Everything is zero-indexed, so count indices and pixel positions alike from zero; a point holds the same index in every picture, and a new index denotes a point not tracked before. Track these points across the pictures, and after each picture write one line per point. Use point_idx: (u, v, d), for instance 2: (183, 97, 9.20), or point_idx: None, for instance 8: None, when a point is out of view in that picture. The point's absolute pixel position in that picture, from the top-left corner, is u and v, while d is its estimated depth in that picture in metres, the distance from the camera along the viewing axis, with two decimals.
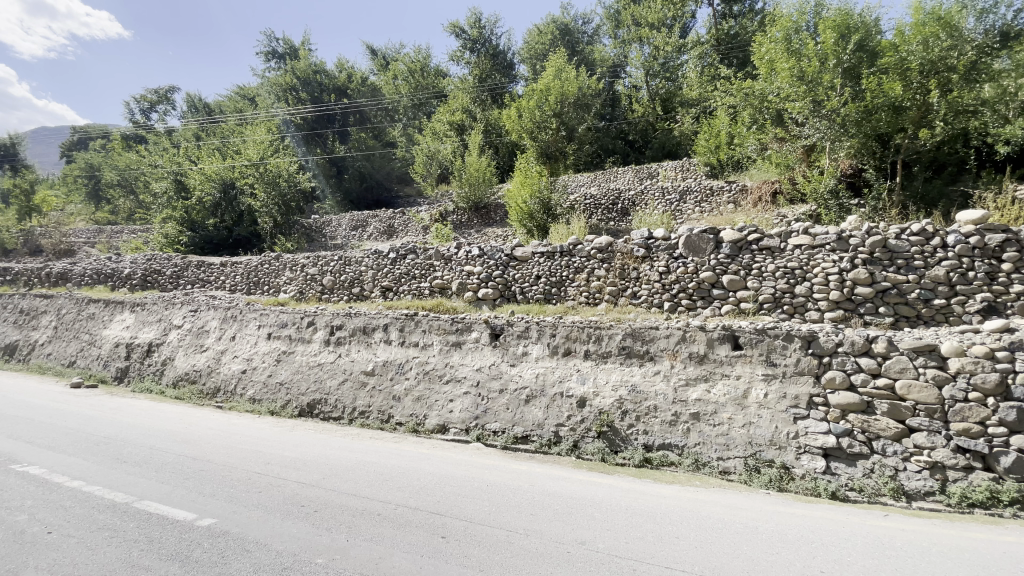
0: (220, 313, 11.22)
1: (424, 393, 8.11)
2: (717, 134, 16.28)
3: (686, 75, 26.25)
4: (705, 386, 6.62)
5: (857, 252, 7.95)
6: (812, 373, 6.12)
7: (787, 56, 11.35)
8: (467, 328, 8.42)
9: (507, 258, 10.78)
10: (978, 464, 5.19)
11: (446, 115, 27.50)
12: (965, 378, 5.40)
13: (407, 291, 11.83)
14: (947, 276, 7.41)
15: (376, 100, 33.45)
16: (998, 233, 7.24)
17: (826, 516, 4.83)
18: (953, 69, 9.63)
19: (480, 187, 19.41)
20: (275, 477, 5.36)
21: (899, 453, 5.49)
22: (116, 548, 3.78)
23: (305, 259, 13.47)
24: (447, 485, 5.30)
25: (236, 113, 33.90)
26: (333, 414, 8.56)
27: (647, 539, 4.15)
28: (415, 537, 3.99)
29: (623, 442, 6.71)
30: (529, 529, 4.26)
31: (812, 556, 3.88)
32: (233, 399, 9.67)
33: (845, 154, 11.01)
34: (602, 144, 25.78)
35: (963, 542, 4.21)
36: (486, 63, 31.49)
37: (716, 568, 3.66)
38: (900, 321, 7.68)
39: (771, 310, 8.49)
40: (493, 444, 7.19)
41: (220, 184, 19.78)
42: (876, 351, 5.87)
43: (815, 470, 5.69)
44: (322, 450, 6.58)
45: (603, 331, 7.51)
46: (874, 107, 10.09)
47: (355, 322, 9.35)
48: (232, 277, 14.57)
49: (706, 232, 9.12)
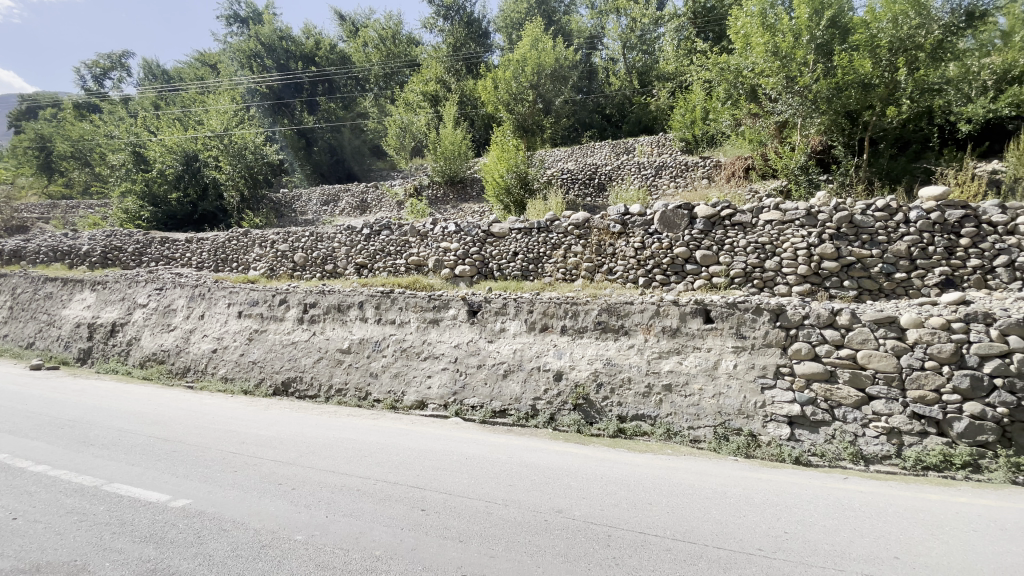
0: (186, 291, 10.87)
1: (402, 369, 8.09)
2: (693, 109, 16.44)
3: (662, 49, 26.11)
4: (677, 358, 6.81)
5: (825, 228, 8.17)
6: (779, 345, 6.35)
7: (762, 30, 11.25)
8: (445, 305, 8.39)
9: (484, 235, 10.69)
10: (932, 429, 5.50)
11: (419, 85, 27.12)
12: (922, 347, 5.70)
13: (381, 269, 11.65)
14: (908, 251, 7.73)
15: (346, 68, 32.22)
16: (958, 209, 7.55)
17: (791, 480, 5.08)
18: (921, 48, 9.87)
19: (456, 161, 19.06)
20: (251, 456, 5.33)
21: (859, 420, 5.78)
22: (86, 532, 3.72)
23: (274, 235, 13.09)
24: (426, 459, 5.34)
25: (197, 81, 32.23)
26: (308, 392, 8.49)
27: (622, 506, 4.30)
28: (395, 511, 4.04)
29: (597, 413, 6.87)
30: (509, 499, 4.36)
31: (776, 518, 4.09)
32: (204, 378, 9.50)
33: (815, 131, 11.12)
34: (579, 118, 25.49)
35: (916, 503, 4.50)
36: (459, 31, 30.46)
37: (687, 531, 3.83)
38: (863, 294, 7.99)
39: (741, 284, 8.70)
40: (471, 419, 7.24)
41: (183, 157, 18.93)
42: (840, 323, 6.11)
43: (780, 437, 5.94)
44: (298, 428, 6.53)
45: (579, 306, 7.59)
46: (844, 84, 10.24)
47: (329, 300, 9.21)
48: (199, 254, 14.09)
49: (681, 208, 9.21)
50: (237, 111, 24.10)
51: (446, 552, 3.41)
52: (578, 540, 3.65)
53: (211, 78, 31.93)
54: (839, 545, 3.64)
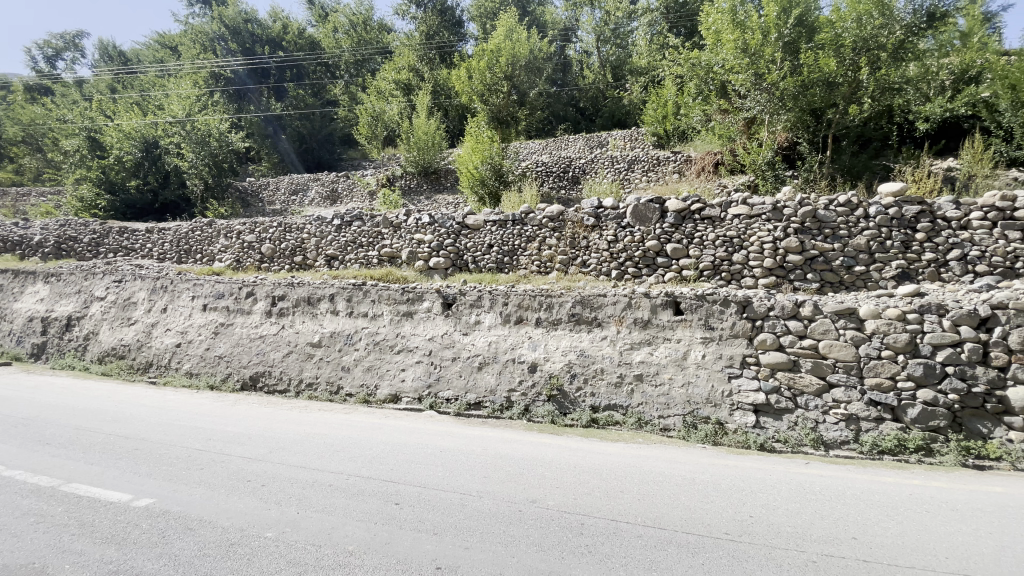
0: (148, 283, 10.48)
1: (375, 363, 8.00)
2: (665, 104, 16.61)
3: (636, 43, 26.51)
4: (648, 349, 6.96)
5: (790, 222, 8.41)
6: (745, 336, 6.55)
7: (732, 27, 11.41)
8: (418, 298, 8.32)
9: (458, 227, 10.62)
10: (888, 415, 5.76)
11: (392, 73, 26.63)
12: (879, 337, 5.96)
13: (353, 260, 11.47)
14: (868, 245, 8.05)
15: (315, 54, 31.26)
16: (914, 205, 7.93)
17: (756, 466, 5.27)
18: (883, 47, 10.17)
19: (429, 151, 18.81)
20: (218, 453, 5.20)
21: (820, 407, 6.01)
22: (43, 534, 3.58)
23: (241, 225, 12.71)
24: (400, 453, 5.32)
25: (158, 64, 30.83)
26: (278, 387, 8.31)
27: (594, 494, 4.38)
28: (368, 506, 4.01)
29: (571, 404, 6.94)
30: (483, 491, 4.38)
31: (741, 503, 4.24)
32: (167, 373, 9.20)
33: (782, 127, 11.16)
34: (553, 110, 25.59)
35: (872, 486, 4.73)
36: (433, 19, 29.90)
37: (658, 518, 3.94)
38: (825, 286, 8.28)
39: (710, 277, 8.91)
40: (446, 412, 7.22)
41: (142, 143, 18.31)
42: (804, 314, 6.33)
43: (746, 424, 6.14)
44: (267, 423, 6.41)
45: (554, 298, 7.65)
46: (810, 81, 10.58)
47: (298, 293, 9.04)
48: (160, 245, 13.57)
49: (653, 202, 9.34)
50: (199, 97, 23.16)
51: (420, 546, 3.41)
52: (552, 529, 3.70)
53: (172, 61, 30.55)
54: (800, 527, 3.80)
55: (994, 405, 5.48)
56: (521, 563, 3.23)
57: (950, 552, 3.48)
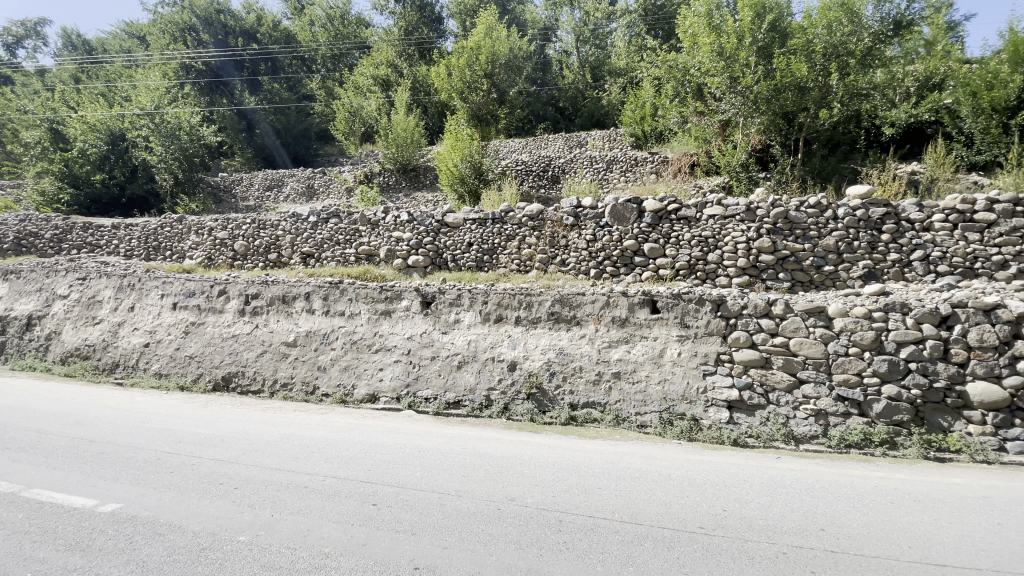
0: (114, 281, 10.14)
1: (353, 363, 7.90)
2: (642, 106, 16.86)
3: (615, 44, 26.94)
4: (626, 347, 7.05)
5: (762, 223, 8.61)
6: (719, 334, 6.70)
7: (708, 31, 11.47)
8: (397, 296, 8.26)
9: (437, 225, 10.55)
10: (855, 410, 5.96)
11: (370, 68, 26.31)
12: (847, 335, 6.15)
13: (329, 258, 11.29)
14: (837, 246, 8.30)
15: (291, 47, 30.64)
16: (880, 207, 8.24)
17: (730, 461, 5.38)
18: (852, 54, 10.54)
19: (408, 149, 18.65)
20: (189, 456, 5.06)
21: (791, 403, 6.18)
22: (2, 542, 3.44)
23: (212, 222, 12.38)
24: (377, 453, 5.27)
25: (125, 53, 29.77)
26: (251, 387, 8.14)
27: (573, 491, 4.42)
28: (344, 507, 3.97)
29: (550, 402, 6.97)
30: (462, 490, 4.37)
31: (715, 497, 4.33)
32: (135, 374, 8.91)
33: (756, 130, 11.53)
34: (533, 109, 25.79)
35: (841, 479, 4.88)
36: (411, 15, 29.58)
37: (634, 513, 4.00)
38: (795, 285, 8.50)
39: (686, 276, 9.06)
40: (425, 411, 7.16)
41: (108, 135, 17.56)
42: (775, 313, 6.49)
43: (720, 420, 6.28)
44: (240, 425, 6.26)
45: (533, 297, 7.69)
46: (782, 86, 10.79)
47: (273, 291, 8.87)
48: (127, 241, 13.12)
49: (631, 202, 9.46)
50: (168, 89, 22.46)
51: (398, 546, 3.39)
52: (530, 527, 3.72)
53: (140, 51, 29.56)
54: (772, 520, 3.90)
55: (954, 399, 5.72)
56: (500, 562, 3.24)
57: (912, 542, 3.62)
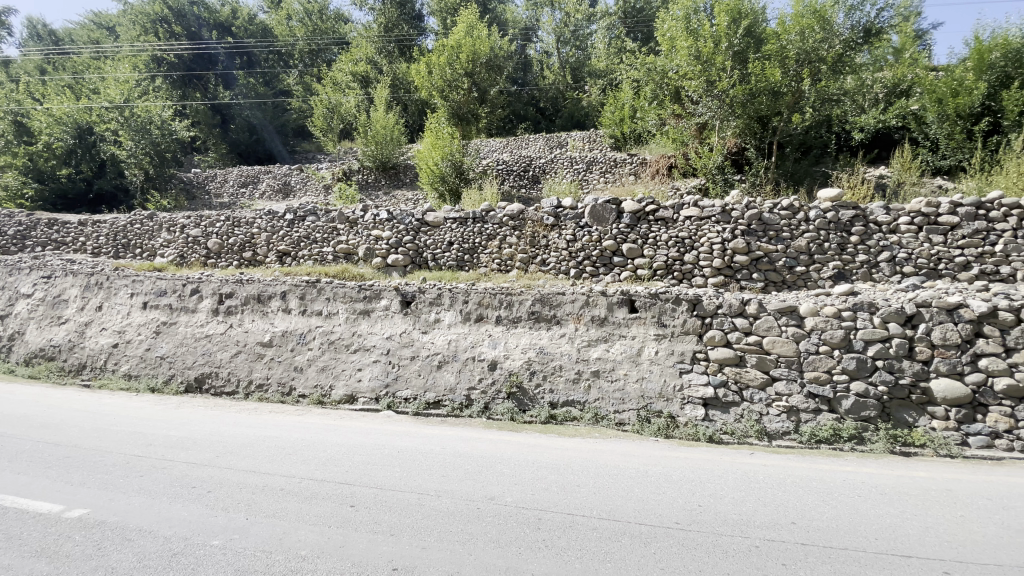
0: (81, 280, 9.81)
1: (330, 363, 7.79)
2: (622, 107, 17.07)
3: (594, 46, 27.31)
4: (604, 346, 7.13)
5: (737, 224, 8.80)
6: (695, 332, 6.84)
7: (685, 34, 11.66)
8: (376, 295, 8.19)
9: (418, 224, 10.48)
10: (825, 407, 6.14)
11: (349, 64, 26.03)
12: (817, 334, 6.34)
13: (306, 256, 11.13)
14: (808, 247, 8.54)
15: (268, 42, 30.10)
16: (849, 210, 8.50)
17: (705, 457, 5.49)
18: (823, 60, 10.88)
19: (388, 146, 18.46)
20: (161, 459, 4.94)
21: (764, 400, 6.35)
22: None
23: (184, 219, 12.06)
24: (355, 454, 5.22)
25: (92, 44, 28.75)
26: (225, 388, 7.96)
27: (551, 489, 4.46)
28: (322, 509, 3.92)
29: (530, 400, 6.99)
30: (441, 490, 4.36)
31: (691, 493, 4.42)
32: (103, 375, 8.63)
33: (732, 133, 11.75)
34: (513, 109, 25.88)
35: (812, 474, 5.03)
36: (392, 11, 29.35)
37: (612, 510, 4.05)
38: (769, 285, 8.71)
39: (663, 276, 9.20)
40: (404, 411, 7.11)
41: (74, 129, 17.00)
42: (749, 313, 6.65)
43: (696, 417, 6.40)
44: (214, 427, 6.12)
45: (513, 297, 7.72)
46: (757, 90, 11.02)
47: (248, 290, 8.70)
48: (95, 239, 12.70)
49: (610, 203, 9.55)
50: (139, 82, 21.80)
51: (376, 547, 3.38)
52: (510, 525, 3.75)
53: (110, 42, 28.60)
54: (745, 515, 4.01)
55: (919, 396, 5.94)
56: (478, 561, 3.25)
57: (878, 534, 3.75)
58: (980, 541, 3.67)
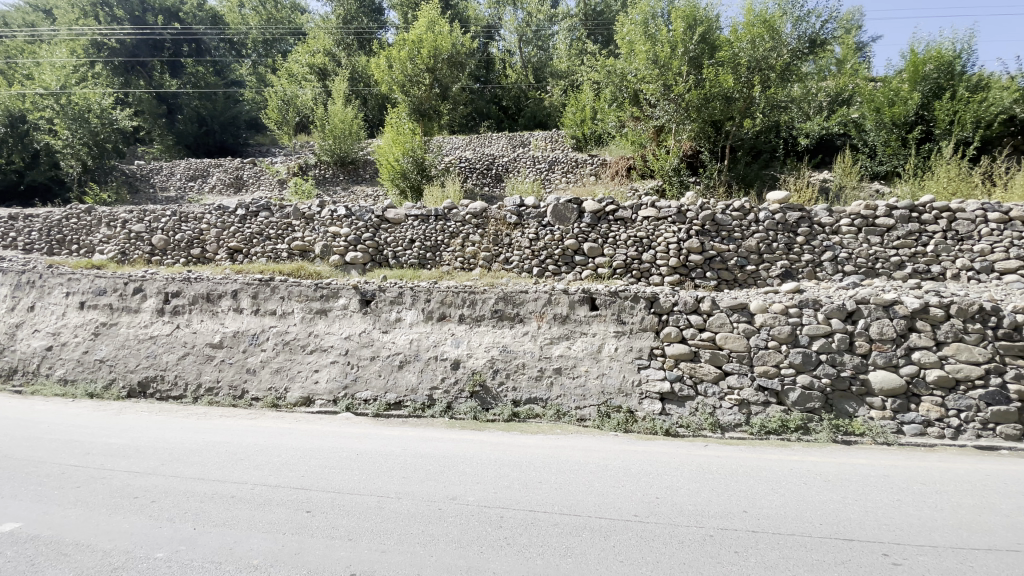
0: (10, 278, 9.10)
1: (285, 365, 7.56)
2: (583, 108, 17.35)
3: (557, 46, 27.58)
4: (566, 344, 7.24)
5: (692, 224, 9.11)
6: (653, 329, 7.03)
7: (644, 39, 11.98)
8: (334, 294, 7.99)
9: (377, 220, 10.28)
10: (773, 399, 6.45)
11: (306, 56, 25.52)
12: (767, 329, 6.63)
13: (260, 254, 10.74)
14: (758, 247, 8.92)
15: (218, 30, 28.83)
16: (796, 212, 8.96)
17: (662, 450, 5.66)
18: (772, 68, 11.41)
19: (346, 141, 18.03)
20: (100, 468, 4.66)
21: (717, 393, 6.60)
22: None
23: (126, 214, 11.39)
24: (312, 458, 5.08)
25: (24, 26, 26.80)
26: (172, 392, 7.60)
27: (514, 487, 4.48)
28: (275, 516, 3.81)
29: (493, 399, 7.00)
30: (402, 491, 4.32)
31: (649, 485, 4.56)
32: (35, 381, 8.06)
33: (688, 136, 12.08)
34: (476, 107, 25.80)
35: (761, 464, 5.27)
36: (350, 3, 28.63)
37: (573, 505, 4.12)
38: (721, 283, 9.05)
39: (622, 274, 9.41)
40: (364, 413, 6.98)
41: (5, 116, 15.88)
42: (703, 309, 6.89)
43: (653, 412, 6.59)
44: (160, 433, 5.83)
45: (476, 296, 7.70)
46: (711, 95, 11.51)
47: (196, 289, 8.31)
48: (25, 234, 11.79)
49: (571, 203, 9.68)
50: (76, 67, 20.40)
51: (333, 553, 3.32)
52: (471, 524, 3.76)
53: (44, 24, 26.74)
54: (700, 505, 4.16)
55: (858, 387, 6.32)
56: (440, 561, 3.24)
57: (822, 519, 3.96)
58: (913, 523, 3.95)
